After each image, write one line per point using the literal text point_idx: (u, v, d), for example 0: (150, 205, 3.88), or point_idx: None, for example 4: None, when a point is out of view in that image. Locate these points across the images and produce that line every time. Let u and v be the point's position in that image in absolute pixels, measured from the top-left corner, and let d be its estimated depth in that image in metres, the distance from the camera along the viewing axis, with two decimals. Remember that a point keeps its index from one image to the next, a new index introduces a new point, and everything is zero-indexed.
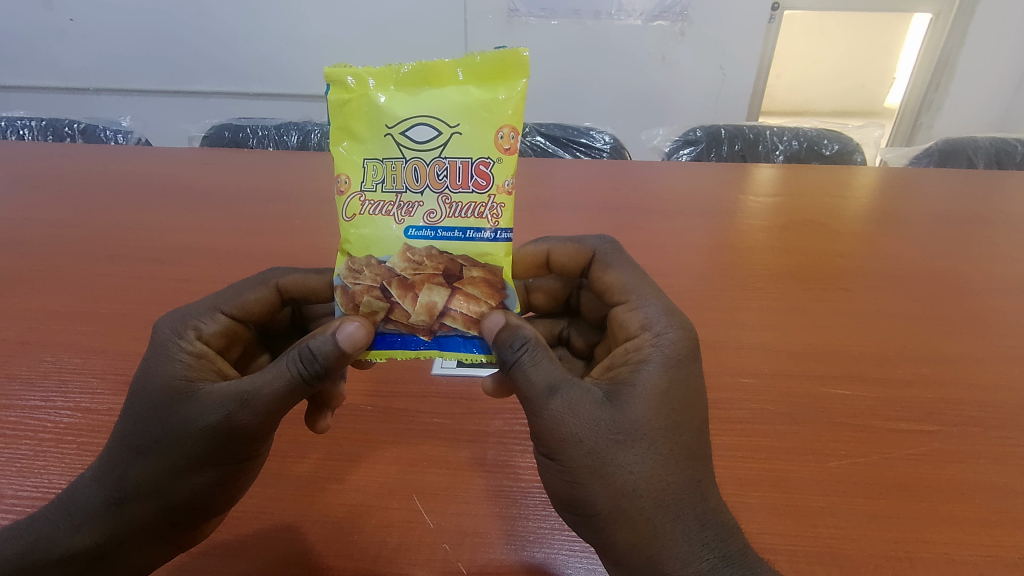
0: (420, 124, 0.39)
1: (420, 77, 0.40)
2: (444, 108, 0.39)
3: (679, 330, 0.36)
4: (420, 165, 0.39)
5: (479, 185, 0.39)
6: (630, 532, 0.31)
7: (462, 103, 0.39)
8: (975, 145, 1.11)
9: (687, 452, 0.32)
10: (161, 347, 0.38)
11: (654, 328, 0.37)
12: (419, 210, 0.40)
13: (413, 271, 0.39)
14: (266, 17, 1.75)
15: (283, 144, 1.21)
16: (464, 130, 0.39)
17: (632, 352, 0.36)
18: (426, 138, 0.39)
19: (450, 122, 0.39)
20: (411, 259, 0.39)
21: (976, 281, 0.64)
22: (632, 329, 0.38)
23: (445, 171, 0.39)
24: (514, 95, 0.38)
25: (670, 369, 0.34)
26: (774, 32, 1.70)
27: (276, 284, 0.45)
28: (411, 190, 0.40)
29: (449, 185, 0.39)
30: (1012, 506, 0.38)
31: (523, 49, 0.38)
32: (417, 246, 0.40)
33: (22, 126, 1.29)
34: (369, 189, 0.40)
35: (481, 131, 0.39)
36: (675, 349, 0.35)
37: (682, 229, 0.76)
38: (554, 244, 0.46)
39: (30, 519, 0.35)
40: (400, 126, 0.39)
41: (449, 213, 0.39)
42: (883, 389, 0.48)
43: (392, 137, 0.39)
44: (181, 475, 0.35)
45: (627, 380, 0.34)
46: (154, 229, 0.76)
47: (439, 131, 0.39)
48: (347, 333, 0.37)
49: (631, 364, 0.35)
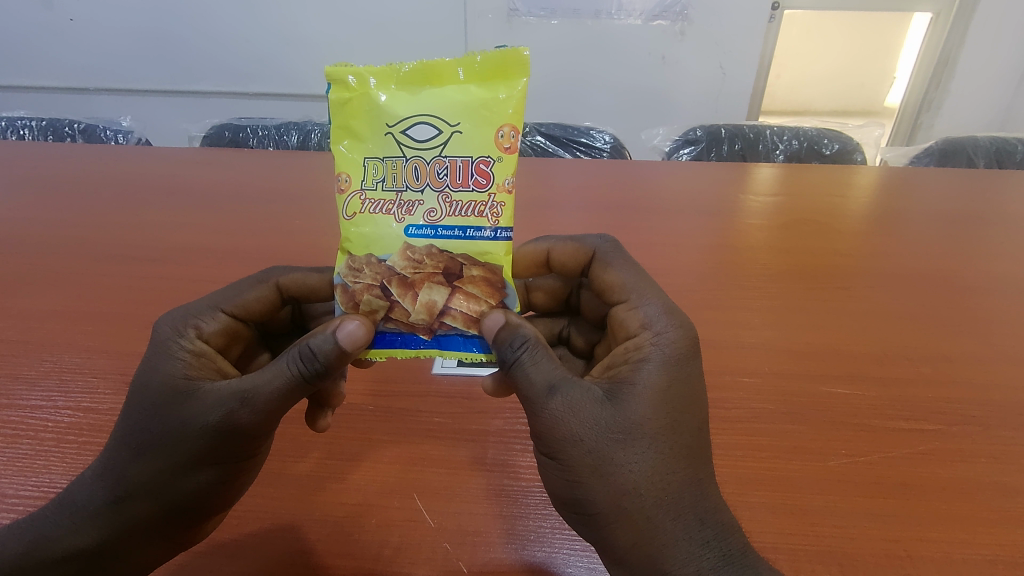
0: (421, 123, 0.39)
1: (420, 76, 0.40)
2: (445, 107, 0.39)
3: (679, 328, 0.36)
4: (420, 164, 0.39)
5: (480, 184, 0.39)
6: (630, 531, 0.31)
7: (462, 101, 0.39)
8: (975, 144, 1.11)
9: (687, 451, 0.32)
10: (161, 346, 0.38)
11: (654, 327, 0.37)
12: (419, 208, 0.40)
13: (413, 270, 0.39)
14: (266, 17, 1.75)
15: (283, 144, 1.21)
16: (464, 129, 0.39)
17: (632, 351, 0.36)
18: (426, 137, 0.39)
19: (451, 121, 0.39)
20: (411, 257, 0.39)
21: (977, 280, 0.64)
22: (632, 328, 0.38)
23: (445, 170, 0.39)
24: (515, 94, 0.38)
25: (670, 368, 0.34)
26: (774, 31, 1.70)
27: (276, 283, 0.45)
28: (411, 188, 0.40)
29: (450, 184, 0.39)
30: (1014, 505, 0.38)
31: (524, 48, 0.38)
32: (417, 245, 0.39)
33: (22, 126, 1.29)
34: (369, 187, 0.40)
35: (481, 130, 0.39)
36: (675, 348, 0.35)
37: (682, 229, 0.76)
38: (554, 243, 0.46)
39: (30, 518, 0.35)
40: (400, 125, 0.39)
41: (449, 211, 0.39)
42: (883, 389, 0.48)
43: (392, 136, 0.39)
44: (181, 474, 0.35)
45: (626, 379, 0.34)
46: (154, 229, 0.76)
47: (439, 130, 0.39)
48: (347, 331, 0.37)
49: (631, 363, 0.35)
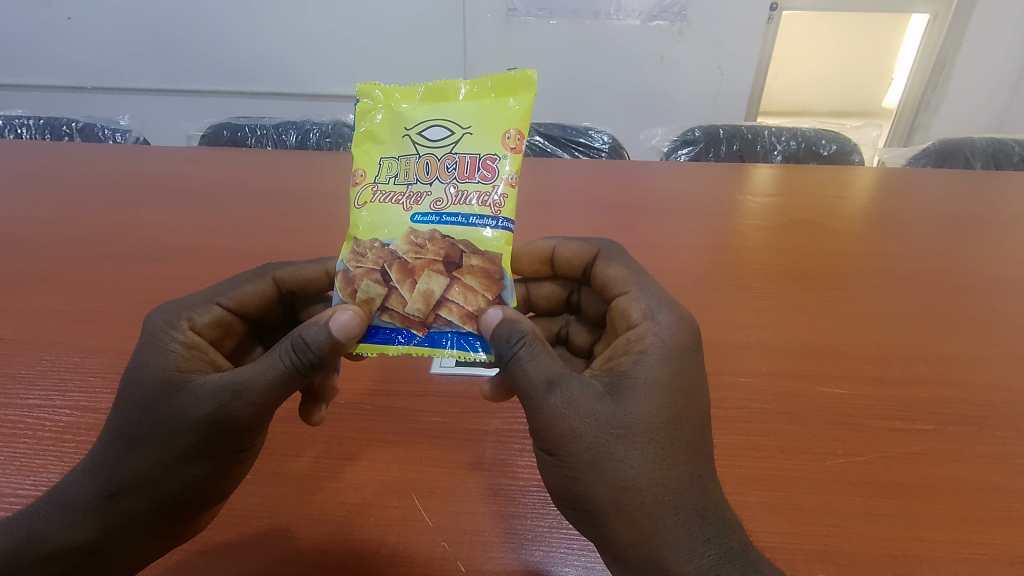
0: (435, 125, 0.41)
1: (436, 88, 0.42)
2: (459, 113, 0.41)
3: (679, 320, 0.37)
4: (432, 160, 0.41)
5: (485, 177, 0.40)
6: (630, 528, 0.31)
7: (476, 109, 0.41)
8: (973, 146, 1.12)
9: (687, 446, 0.32)
10: (153, 338, 0.38)
11: (653, 316, 0.37)
12: (427, 199, 0.40)
13: (414, 254, 0.40)
14: (265, 15, 1.74)
15: (281, 143, 1.21)
16: (475, 131, 0.40)
17: (633, 341, 0.36)
18: (439, 137, 0.41)
19: (463, 124, 0.41)
20: (414, 241, 0.40)
21: (973, 280, 0.65)
22: (633, 318, 0.38)
23: (454, 164, 0.40)
24: (522, 103, 0.41)
25: (671, 361, 0.35)
26: (773, 32, 1.70)
27: (274, 276, 0.46)
28: (421, 181, 0.41)
29: (457, 176, 0.40)
30: (1010, 504, 0.38)
31: (532, 68, 0.41)
32: (421, 230, 0.40)
33: (20, 125, 1.28)
34: (382, 181, 0.41)
35: (491, 131, 0.40)
36: (676, 339, 0.35)
37: (680, 229, 0.76)
38: (560, 242, 0.47)
39: (19, 515, 0.35)
40: (416, 128, 0.41)
41: (455, 200, 0.40)
42: (881, 389, 0.49)
43: (409, 138, 0.41)
44: (173, 467, 0.35)
45: (627, 371, 0.34)
46: (153, 227, 0.76)
47: (452, 132, 0.41)
48: (340, 322, 0.36)
49: (631, 355, 0.35)
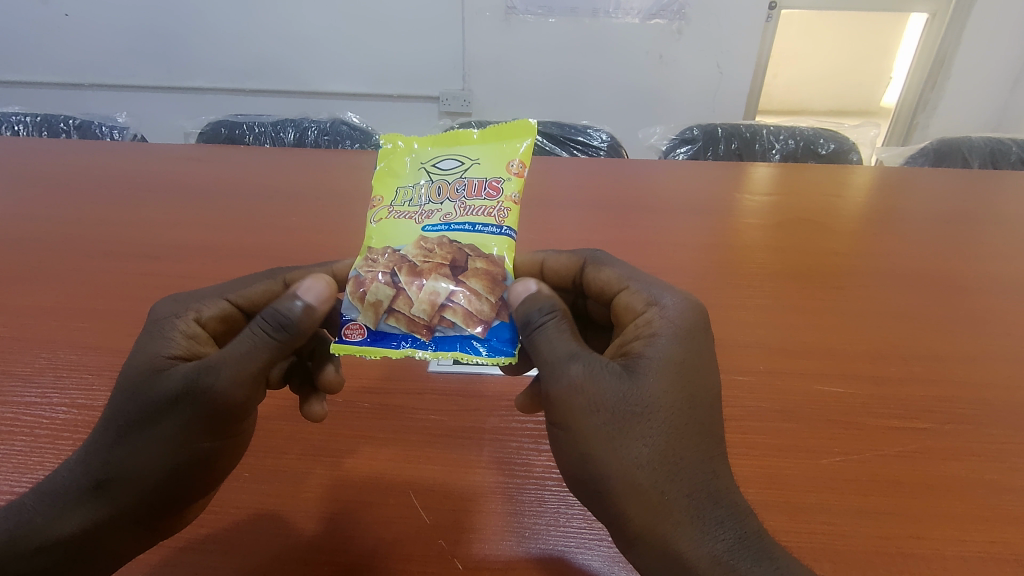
0: (447, 158, 0.44)
1: (451, 134, 0.45)
2: (470, 148, 0.43)
3: (685, 302, 0.37)
4: (443, 185, 0.42)
5: (491, 195, 0.41)
6: (643, 508, 0.31)
7: (485, 145, 0.43)
8: (970, 145, 1.12)
9: (699, 428, 0.33)
10: (157, 326, 0.39)
11: (659, 301, 0.38)
12: (437, 214, 0.42)
13: (424, 258, 0.40)
14: (262, 13, 1.74)
15: (279, 141, 1.21)
16: (483, 161, 0.42)
17: (643, 326, 0.36)
18: (450, 167, 0.43)
19: (472, 156, 0.43)
20: (423, 247, 0.40)
21: (970, 279, 0.65)
22: (638, 307, 0.38)
23: (463, 187, 0.42)
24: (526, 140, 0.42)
25: (681, 342, 0.35)
26: (771, 30, 1.70)
27: (285, 279, 0.46)
28: (433, 202, 0.42)
29: (465, 196, 0.42)
30: (1005, 503, 0.39)
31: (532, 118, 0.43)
32: (430, 237, 0.41)
33: (16, 122, 1.28)
34: (397, 205, 0.43)
35: (497, 160, 0.42)
36: (685, 320, 0.36)
37: (678, 228, 0.76)
38: (548, 255, 0.48)
39: (11, 506, 0.35)
40: (430, 162, 0.44)
41: (463, 213, 0.41)
42: (878, 388, 0.49)
43: (423, 170, 0.44)
44: (158, 453, 0.35)
45: (639, 354, 0.35)
46: (149, 225, 0.76)
47: (462, 162, 0.43)
48: (307, 286, 0.39)
49: (642, 338, 0.36)
